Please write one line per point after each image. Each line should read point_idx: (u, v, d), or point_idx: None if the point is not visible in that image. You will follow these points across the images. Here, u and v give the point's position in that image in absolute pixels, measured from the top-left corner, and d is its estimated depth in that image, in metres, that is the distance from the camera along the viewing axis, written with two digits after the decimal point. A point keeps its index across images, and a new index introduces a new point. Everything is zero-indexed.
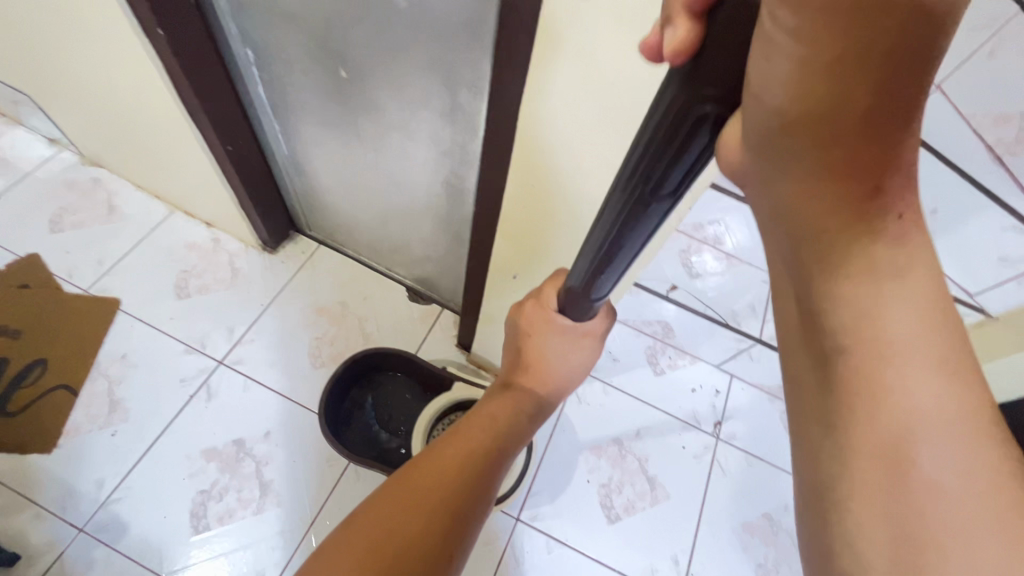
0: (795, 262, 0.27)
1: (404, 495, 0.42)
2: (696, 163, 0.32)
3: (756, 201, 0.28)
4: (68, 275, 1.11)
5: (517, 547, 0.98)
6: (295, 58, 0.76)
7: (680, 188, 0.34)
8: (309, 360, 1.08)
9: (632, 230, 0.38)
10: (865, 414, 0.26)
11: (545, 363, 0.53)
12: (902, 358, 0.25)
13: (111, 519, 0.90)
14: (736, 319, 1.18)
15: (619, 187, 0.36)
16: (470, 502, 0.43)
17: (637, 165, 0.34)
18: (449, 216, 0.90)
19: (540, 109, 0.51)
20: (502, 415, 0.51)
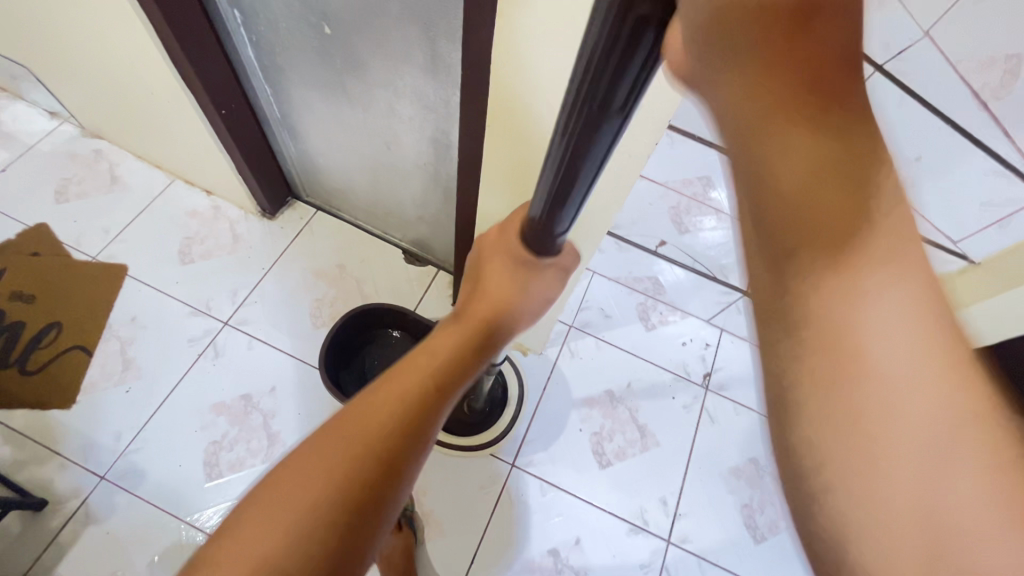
0: (750, 168, 0.22)
1: (342, 431, 0.43)
2: (643, 71, 0.28)
3: (710, 104, 0.23)
4: (76, 243, 1.15)
5: (512, 491, 1.03)
6: (280, 16, 0.77)
7: (630, 108, 0.31)
8: (311, 320, 1.12)
9: (586, 154, 0.35)
10: (821, 303, 0.22)
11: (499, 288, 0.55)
12: (864, 269, 0.22)
13: (130, 468, 0.96)
14: (724, 272, 1.24)
15: (569, 104, 0.33)
16: (412, 438, 0.45)
17: (584, 78, 0.30)
18: (438, 173, 0.92)
19: (513, 51, 0.53)
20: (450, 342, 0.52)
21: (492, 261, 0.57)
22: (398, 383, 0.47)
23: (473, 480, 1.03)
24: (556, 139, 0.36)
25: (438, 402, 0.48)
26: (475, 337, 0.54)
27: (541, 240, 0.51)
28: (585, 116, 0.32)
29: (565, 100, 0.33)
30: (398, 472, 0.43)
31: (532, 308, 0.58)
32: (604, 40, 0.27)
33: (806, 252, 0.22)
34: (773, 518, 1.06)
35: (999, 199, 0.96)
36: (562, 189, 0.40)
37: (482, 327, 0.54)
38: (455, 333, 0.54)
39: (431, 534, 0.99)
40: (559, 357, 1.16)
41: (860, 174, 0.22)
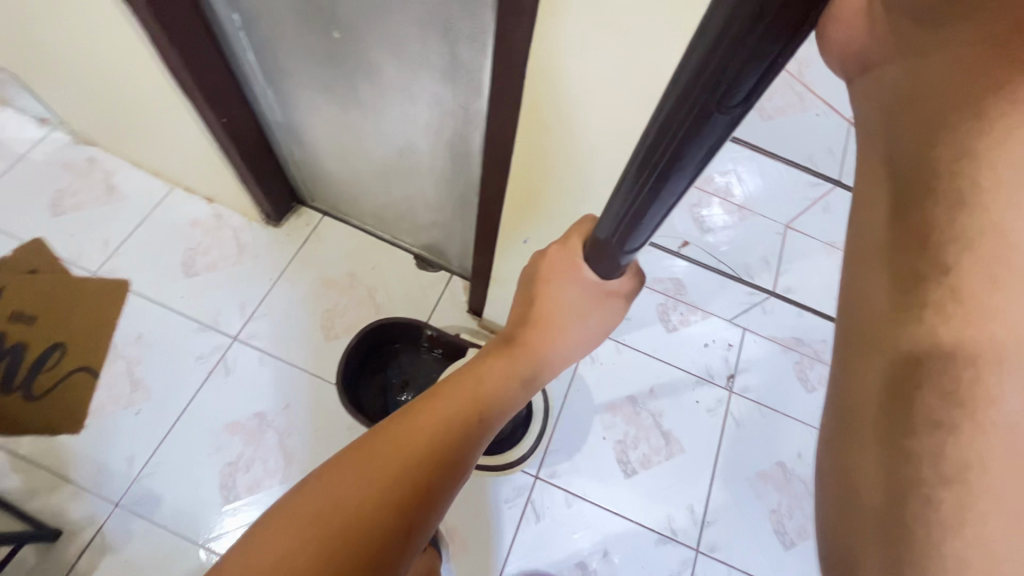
0: (898, 153, 0.25)
1: (376, 455, 0.42)
2: (776, 61, 0.25)
3: (880, 86, 0.26)
4: (76, 258, 1.10)
5: (537, 503, 1.01)
6: (283, 18, 0.72)
7: (748, 102, 0.28)
8: (322, 332, 1.09)
9: (684, 158, 0.32)
10: (953, 327, 0.22)
11: (555, 322, 0.49)
12: (1007, 304, 0.21)
13: (145, 493, 0.93)
14: (748, 273, 1.18)
15: (672, 102, 0.30)
16: (442, 473, 0.43)
17: (697, 72, 0.27)
18: (453, 180, 0.87)
19: (552, 61, 0.49)
20: (494, 377, 0.47)
21: (548, 281, 0.49)
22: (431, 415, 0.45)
23: (496, 494, 1.01)
24: (647, 139, 0.33)
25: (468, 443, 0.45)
26: (523, 368, 0.49)
27: (602, 257, 0.44)
28: (693, 113, 0.29)
29: (665, 100, 0.30)
30: (427, 504, 0.42)
31: (584, 342, 0.51)
32: (736, 30, 0.24)
33: (951, 266, 0.22)
34: (802, 523, 1.04)
35: None
36: (640, 202, 0.37)
37: (533, 356, 0.49)
38: (503, 360, 0.48)
39: (456, 549, 0.97)
40: (580, 363, 1.12)
41: (1018, 197, 0.21)
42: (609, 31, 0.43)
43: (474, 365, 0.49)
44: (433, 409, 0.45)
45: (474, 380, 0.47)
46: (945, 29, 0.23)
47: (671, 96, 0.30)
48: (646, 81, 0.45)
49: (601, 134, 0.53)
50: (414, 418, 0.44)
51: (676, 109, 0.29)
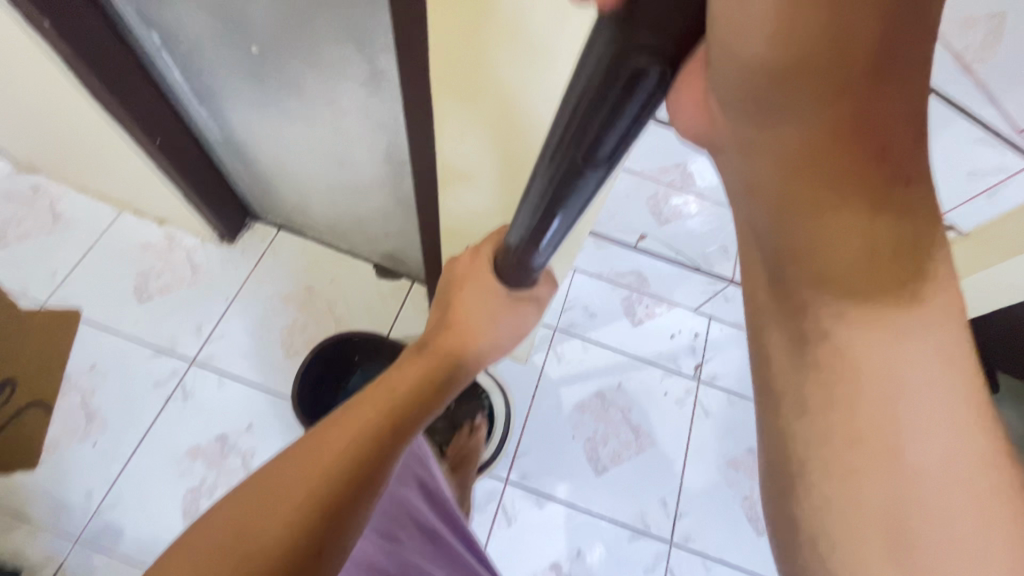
0: (769, 240, 0.27)
1: (273, 487, 0.37)
2: (632, 125, 0.28)
3: (729, 167, 0.28)
4: (23, 290, 1.07)
5: (508, 507, 1.01)
6: (201, 36, 0.70)
7: (617, 154, 0.30)
8: (282, 350, 1.07)
9: (570, 196, 0.35)
10: (852, 409, 0.26)
11: (469, 318, 0.49)
12: (908, 387, 0.26)
13: (106, 526, 0.91)
14: (708, 262, 1.17)
15: (551, 150, 0.32)
16: (358, 486, 0.38)
17: (568, 128, 0.29)
18: (398, 188, 0.86)
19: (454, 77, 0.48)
20: (411, 378, 0.45)
21: (461, 287, 0.51)
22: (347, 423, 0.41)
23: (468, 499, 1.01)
24: (539, 181, 0.35)
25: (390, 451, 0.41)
26: (440, 368, 0.47)
27: (514, 272, 0.48)
28: (572, 162, 0.31)
29: (545, 148, 0.33)
30: (338, 530, 0.37)
31: (501, 345, 0.52)
32: (591, 96, 0.27)
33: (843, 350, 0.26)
34: None
35: None
36: (542, 225, 0.39)
37: (451, 357, 0.48)
38: (418, 366, 0.46)
39: None
40: (546, 363, 1.12)
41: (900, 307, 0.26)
42: (503, 40, 0.42)
43: (389, 375, 0.46)
44: (340, 426, 0.41)
45: (389, 386, 0.45)
46: (782, 115, 0.23)
47: (553, 141, 0.31)
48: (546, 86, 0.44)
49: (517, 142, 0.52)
50: (317, 440, 0.40)
51: (553, 158, 0.32)
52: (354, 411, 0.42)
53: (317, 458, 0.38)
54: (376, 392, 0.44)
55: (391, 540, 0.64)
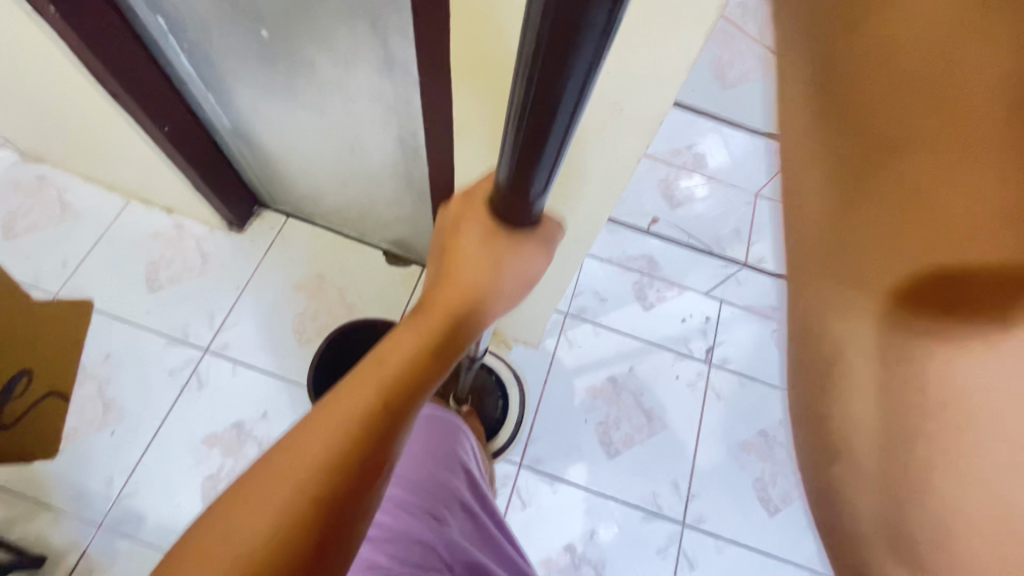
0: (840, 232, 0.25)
1: (273, 476, 0.35)
2: (614, 16, 0.21)
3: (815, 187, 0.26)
4: (34, 281, 1.07)
5: (522, 491, 1.01)
6: (210, 20, 0.68)
7: (598, 53, 0.24)
8: (295, 337, 1.07)
9: (552, 111, 0.28)
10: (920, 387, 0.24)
11: (470, 270, 0.44)
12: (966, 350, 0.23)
13: (127, 513, 0.93)
14: (720, 245, 1.20)
15: (526, 46, 0.25)
16: (365, 459, 0.37)
17: (541, 16, 0.23)
18: (409, 174, 0.85)
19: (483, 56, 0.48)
20: (410, 342, 0.42)
21: (459, 238, 0.46)
22: (345, 398, 0.39)
23: None
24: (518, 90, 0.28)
25: (397, 420, 0.39)
26: (443, 328, 0.43)
27: (520, 210, 0.40)
28: (545, 69, 0.25)
29: (522, 51, 0.26)
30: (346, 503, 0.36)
31: (512, 286, 0.47)
32: None
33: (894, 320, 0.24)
34: (786, 489, 1.05)
35: None
36: (529, 156, 0.32)
37: (455, 310, 0.44)
38: (419, 329, 0.43)
39: None
40: (558, 347, 1.12)
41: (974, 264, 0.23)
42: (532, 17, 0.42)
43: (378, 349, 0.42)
44: (326, 415, 0.38)
45: (387, 353, 0.41)
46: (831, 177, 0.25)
47: (531, 31, 0.24)
48: None
49: None
50: (315, 420, 0.38)
51: (528, 55, 0.25)
52: (339, 394, 0.39)
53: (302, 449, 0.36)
54: (363, 369, 0.41)
55: (437, 519, 0.65)
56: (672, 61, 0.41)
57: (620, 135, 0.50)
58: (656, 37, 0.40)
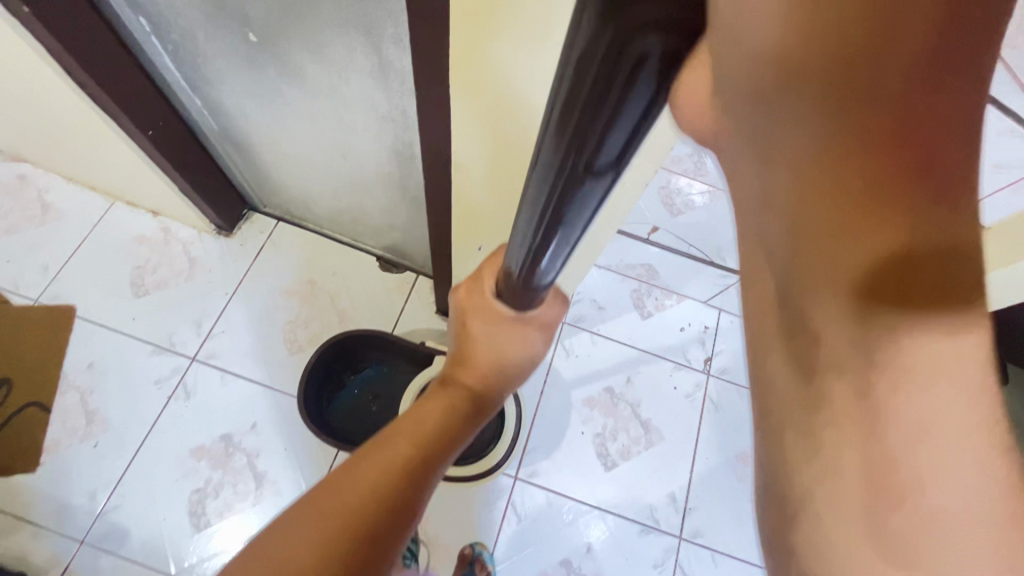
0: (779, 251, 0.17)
1: (322, 508, 0.36)
2: (636, 130, 0.22)
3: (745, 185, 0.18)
4: (15, 286, 1.04)
5: (518, 505, 1.00)
6: (195, 22, 0.65)
7: (621, 160, 0.24)
8: (286, 346, 1.04)
9: (574, 208, 0.28)
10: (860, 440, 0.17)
11: (483, 347, 0.49)
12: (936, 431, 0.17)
13: (111, 528, 0.90)
14: (720, 255, 1.18)
15: (545, 156, 0.26)
16: (395, 512, 0.38)
17: (560, 132, 0.24)
18: (404, 182, 0.82)
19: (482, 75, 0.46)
20: (436, 412, 0.45)
21: (468, 320, 0.50)
22: (382, 451, 0.41)
23: (477, 498, 1.00)
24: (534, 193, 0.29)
25: (425, 481, 0.41)
26: (465, 401, 0.46)
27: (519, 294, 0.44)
28: (570, 173, 0.25)
29: (539, 160, 0.27)
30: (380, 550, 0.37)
31: (524, 370, 0.51)
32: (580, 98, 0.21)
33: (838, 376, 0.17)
34: None
35: None
36: (543, 246, 0.34)
37: (474, 386, 0.48)
38: (442, 398, 0.46)
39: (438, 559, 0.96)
40: (555, 357, 1.10)
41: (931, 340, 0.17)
42: None
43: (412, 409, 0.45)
44: (372, 464, 0.40)
45: (414, 421, 0.44)
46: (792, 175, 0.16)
47: (548, 141, 0.25)
48: None
49: None
50: (353, 467, 0.39)
51: (549, 162, 0.26)
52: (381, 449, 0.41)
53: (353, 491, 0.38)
54: (403, 422, 0.44)
55: None
56: None
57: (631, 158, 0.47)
58: None
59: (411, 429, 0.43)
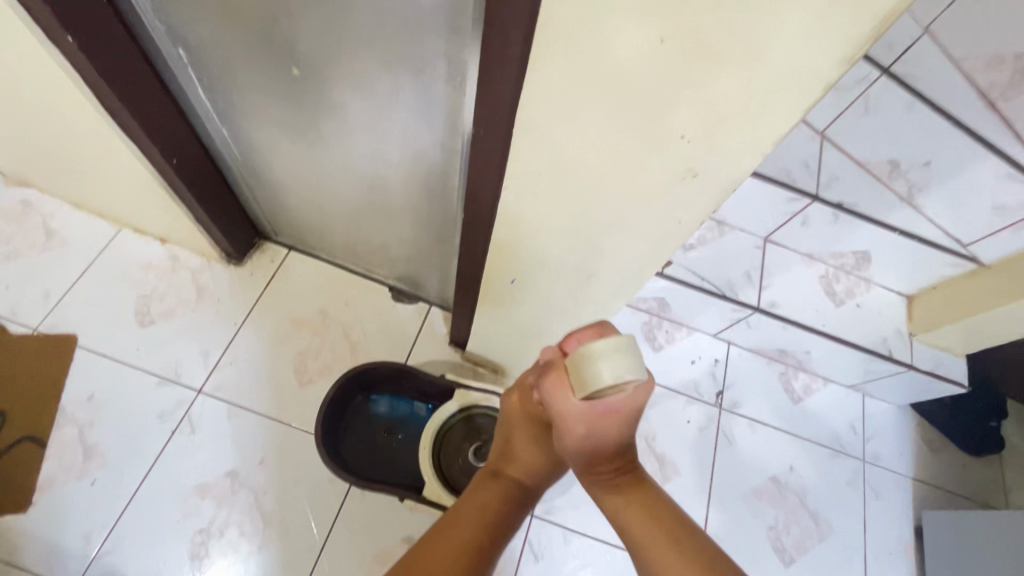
0: None
1: (434, 559, 0.52)
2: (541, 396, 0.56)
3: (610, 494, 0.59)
4: (13, 313, 1.00)
5: (535, 543, 0.97)
6: (236, 57, 0.66)
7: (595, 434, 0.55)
8: (296, 378, 1.02)
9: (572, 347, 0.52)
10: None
11: (529, 454, 0.65)
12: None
13: (106, 572, 0.85)
14: (733, 289, 1.07)
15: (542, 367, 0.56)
16: (482, 554, 0.55)
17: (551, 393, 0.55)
18: (431, 215, 0.83)
19: (535, 126, 0.45)
20: (489, 501, 0.60)
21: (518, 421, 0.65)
22: (457, 534, 0.55)
23: None
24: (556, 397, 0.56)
25: (495, 547, 0.57)
26: (510, 496, 0.62)
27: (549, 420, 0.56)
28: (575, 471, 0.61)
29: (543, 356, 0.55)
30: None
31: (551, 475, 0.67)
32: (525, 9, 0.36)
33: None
34: (798, 538, 1.05)
35: (1013, 202, 0.90)
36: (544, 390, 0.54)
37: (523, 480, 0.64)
38: (494, 490, 0.62)
39: None
40: None
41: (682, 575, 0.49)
42: (608, 75, 0.38)
43: (470, 499, 0.61)
44: (452, 541, 0.54)
45: (471, 516, 0.58)
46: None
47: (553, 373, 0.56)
48: (640, 128, 0.42)
49: (595, 187, 0.49)
50: (443, 543, 0.54)
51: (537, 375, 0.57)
52: (458, 527, 0.56)
53: (444, 562, 0.52)
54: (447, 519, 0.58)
55: None
56: (757, 134, 0.39)
57: (689, 197, 0.47)
58: (752, 102, 0.37)
59: (480, 515, 0.59)
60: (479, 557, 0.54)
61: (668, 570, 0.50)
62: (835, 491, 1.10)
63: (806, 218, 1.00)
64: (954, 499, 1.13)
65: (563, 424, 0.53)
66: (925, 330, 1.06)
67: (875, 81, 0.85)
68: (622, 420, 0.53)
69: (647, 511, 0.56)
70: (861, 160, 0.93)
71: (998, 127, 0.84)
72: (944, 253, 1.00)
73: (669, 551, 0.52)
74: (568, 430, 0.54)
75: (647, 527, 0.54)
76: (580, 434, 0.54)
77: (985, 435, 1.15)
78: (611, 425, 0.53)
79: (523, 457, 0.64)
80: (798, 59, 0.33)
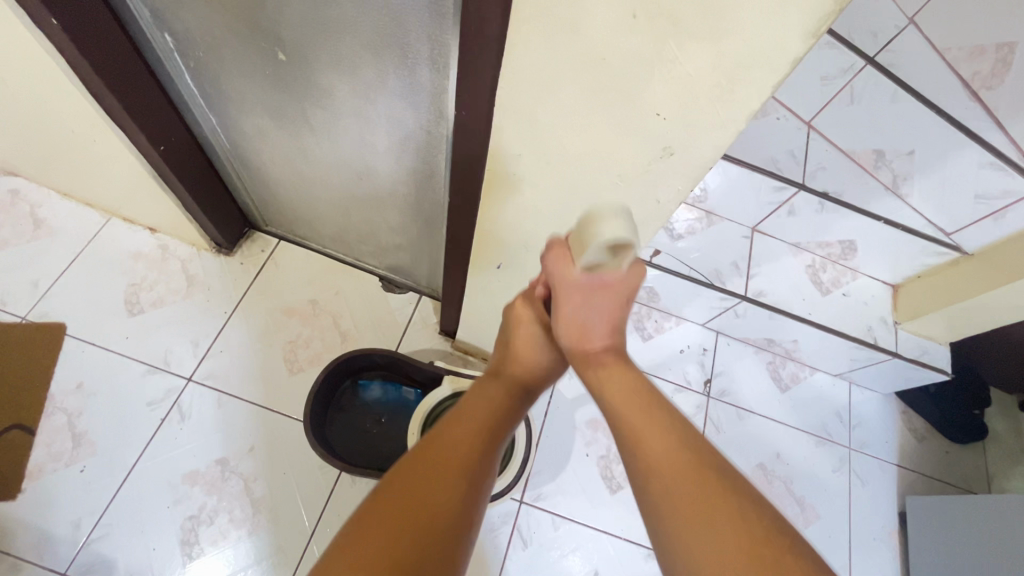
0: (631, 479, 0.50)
1: (447, 443, 0.51)
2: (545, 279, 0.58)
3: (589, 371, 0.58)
4: (1, 303, 1.00)
5: (524, 528, 0.98)
6: (222, 42, 0.66)
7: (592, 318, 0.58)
8: (286, 366, 1.02)
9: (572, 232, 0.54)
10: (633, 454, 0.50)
11: (531, 354, 0.64)
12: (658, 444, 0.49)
13: (96, 559, 0.86)
14: (720, 278, 1.09)
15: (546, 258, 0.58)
16: (492, 440, 0.54)
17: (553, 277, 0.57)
18: (419, 203, 0.83)
19: (515, 107, 0.46)
20: (495, 398, 0.59)
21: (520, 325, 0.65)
22: (467, 421, 0.55)
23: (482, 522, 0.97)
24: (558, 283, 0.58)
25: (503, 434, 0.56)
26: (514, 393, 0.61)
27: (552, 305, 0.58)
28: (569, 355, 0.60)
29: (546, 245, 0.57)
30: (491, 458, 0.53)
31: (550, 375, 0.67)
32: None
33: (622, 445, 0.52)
34: None
35: (995, 191, 0.91)
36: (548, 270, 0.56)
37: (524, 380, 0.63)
38: (497, 389, 0.61)
39: None
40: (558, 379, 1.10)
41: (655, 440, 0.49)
42: (584, 54, 0.39)
43: (475, 397, 0.60)
44: (462, 429, 0.54)
45: (478, 409, 0.57)
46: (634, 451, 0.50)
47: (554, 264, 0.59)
48: (618, 108, 0.42)
49: (577, 167, 0.50)
50: (454, 430, 0.53)
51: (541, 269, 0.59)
52: (464, 421, 0.55)
53: (457, 446, 0.51)
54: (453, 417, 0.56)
55: None
56: (732, 110, 0.40)
57: (668, 176, 0.48)
58: (725, 79, 0.37)
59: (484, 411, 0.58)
60: (490, 443, 0.54)
61: (648, 436, 0.50)
62: (821, 478, 1.12)
63: (792, 207, 1.01)
64: (938, 484, 1.15)
65: (564, 300, 0.55)
66: (910, 318, 1.07)
67: (860, 71, 0.85)
68: (617, 293, 0.56)
69: (628, 379, 0.55)
70: (847, 149, 0.94)
71: (980, 116, 0.85)
72: (928, 242, 1.01)
73: (653, 425, 0.50)
74: (569, 306, 0.56)
75: (624, 396, 0.54)
76: (578, 308, 0.56)
77: (969, 422, 1.17)
78: (606, 295, 0.55)
79: (526, 355, 0.64)
80: (768, 32, 0.34)
